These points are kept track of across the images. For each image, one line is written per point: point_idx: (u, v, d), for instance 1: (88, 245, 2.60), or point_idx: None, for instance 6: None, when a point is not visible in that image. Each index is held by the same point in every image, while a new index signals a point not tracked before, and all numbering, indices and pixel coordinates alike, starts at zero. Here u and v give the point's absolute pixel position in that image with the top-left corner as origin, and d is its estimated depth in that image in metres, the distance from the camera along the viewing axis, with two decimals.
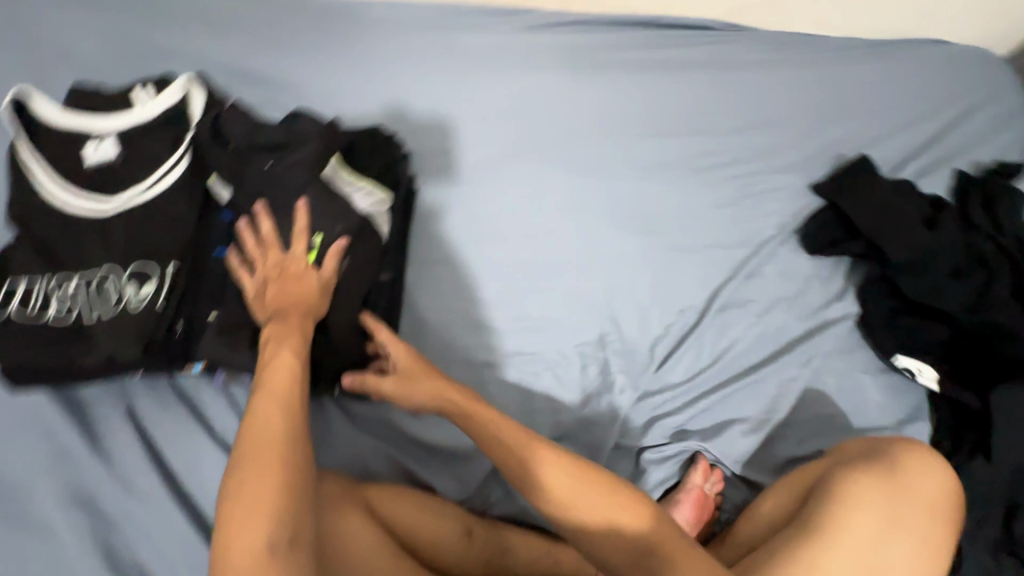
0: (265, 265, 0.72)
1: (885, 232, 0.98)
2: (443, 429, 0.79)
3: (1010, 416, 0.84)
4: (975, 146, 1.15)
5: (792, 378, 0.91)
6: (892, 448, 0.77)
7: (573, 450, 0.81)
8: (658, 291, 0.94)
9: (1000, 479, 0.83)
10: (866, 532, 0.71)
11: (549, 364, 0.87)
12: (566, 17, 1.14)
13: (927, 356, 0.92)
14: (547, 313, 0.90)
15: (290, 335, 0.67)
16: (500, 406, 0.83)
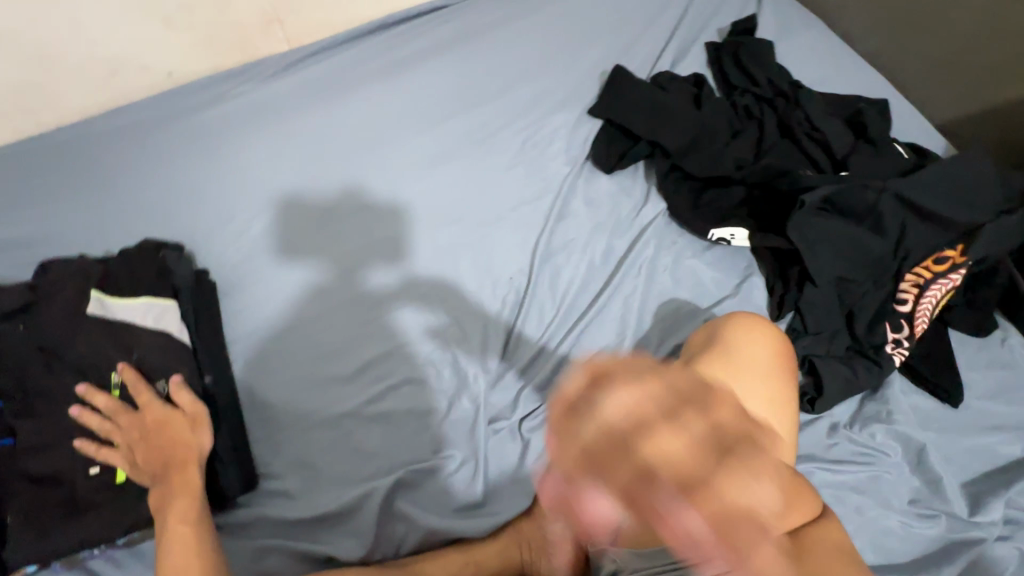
0: (124, 431, 0.73)
1: (657, 131, 1.05)
2: (327, 496, 0.79)
3: (814, 240, 0.89)
4: (713, 15, 1.23)
5: (630, 293, 0.96)
6: (721, 330, 0.80)
7: (456, 455, 0.82)
8: (484, 271, 0.97)
9: (828, 296, 0.90)
10: None
11: (406, 386, 0.87)
12: (301, 54, 1.13)
13: (735, 220, 0.98)
14: (388, 339, 0.90)
15: (181, 483, 0.71)
16: (374, 447, 0.83)
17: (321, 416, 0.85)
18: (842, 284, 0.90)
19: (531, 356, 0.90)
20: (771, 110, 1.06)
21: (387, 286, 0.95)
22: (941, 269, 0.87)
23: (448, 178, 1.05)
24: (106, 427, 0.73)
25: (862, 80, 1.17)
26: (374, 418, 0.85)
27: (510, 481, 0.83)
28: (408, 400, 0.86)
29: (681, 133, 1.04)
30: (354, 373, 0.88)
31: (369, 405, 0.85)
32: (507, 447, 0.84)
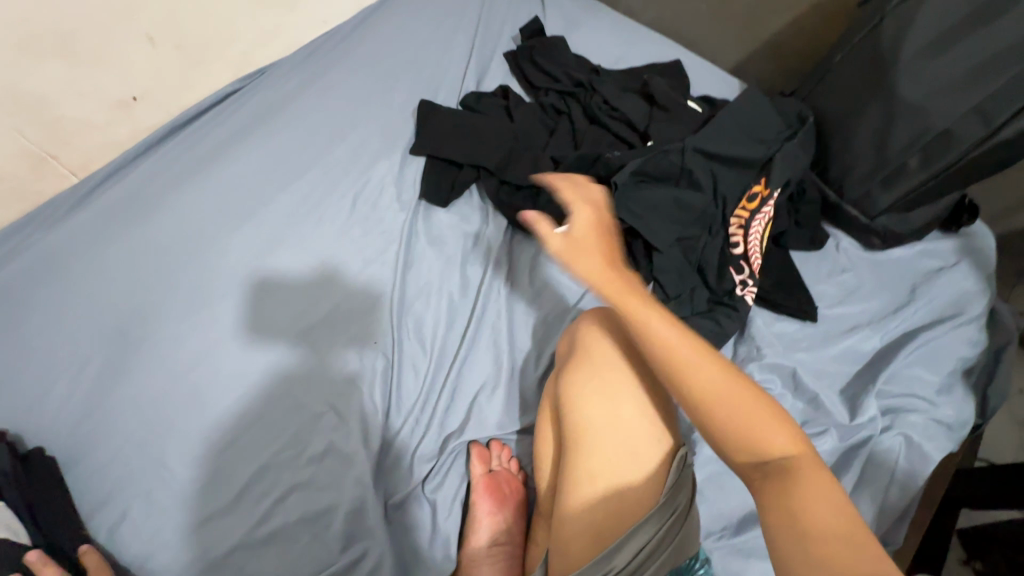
0: None
1: (475, 152, 1.05)
2: None
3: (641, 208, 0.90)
4: (503, 29, 1.27)
5: (496, 318, 0.95)
6: (578, 332, 0.80)
7: (362, 545, 0.78)
8: (344, 344, 0.92)
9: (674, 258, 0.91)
10: (601, 421, 0.72)
11: (293, 494, 0.81)
12: (92, 181, 1.05)
13: (572, 214, 1.00)
14: (260, 452, 0.84)
15: None
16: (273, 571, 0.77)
17: (209, 560, 0.77)
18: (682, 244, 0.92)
19: (414, 414, 0.87)
20: (574, 101, 1.10)
21: (246, 395, 0.87)
22: (754, 205, 0.94)
23: (285, 262, 0.99)
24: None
25: (653, 46, 1.23)
26: (265, 540, 0.78)
27: (426, 551, 0.79)
28: (298, 509, 0.80)
29: (498, 148, 1.05)
30: (233, 501, 0.81)
31: (256, 529, 0.79)
32: (414, 517, 0.80)
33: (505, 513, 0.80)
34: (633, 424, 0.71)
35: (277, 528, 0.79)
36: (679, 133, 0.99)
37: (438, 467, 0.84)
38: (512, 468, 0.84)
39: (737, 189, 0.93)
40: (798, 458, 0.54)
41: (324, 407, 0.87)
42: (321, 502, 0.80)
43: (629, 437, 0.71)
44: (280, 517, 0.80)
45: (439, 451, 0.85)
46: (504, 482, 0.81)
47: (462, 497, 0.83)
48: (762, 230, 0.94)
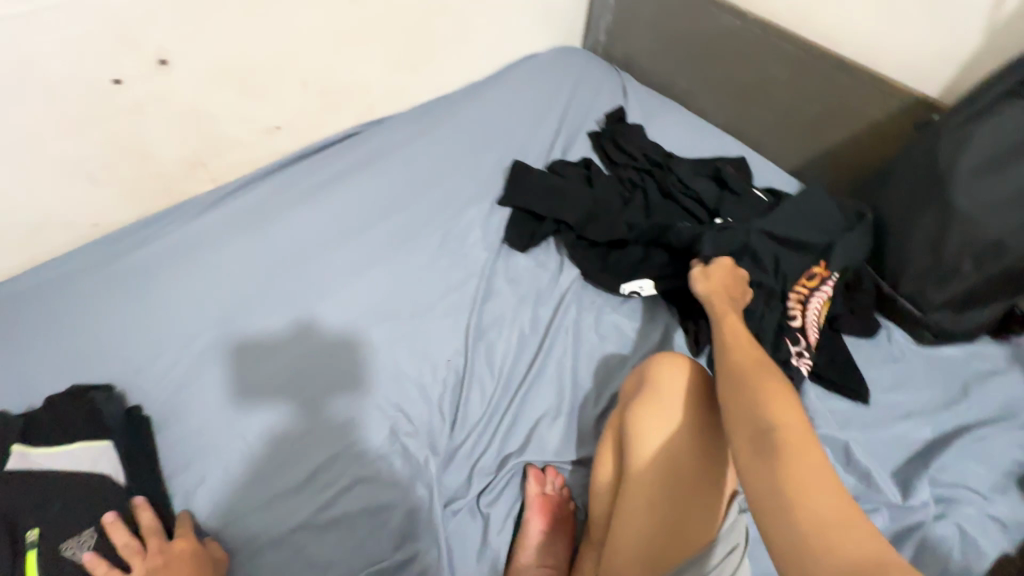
0: (148, 556, 0.73)
1: (559, 207, 1.18)
2: None
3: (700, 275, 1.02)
4: (590, 113, 1.45)
5: (561, 354, 1.02)
6: (648, 370, 0.86)
7: (416, 546, 0.81)
8: (422, 356, 1.00)
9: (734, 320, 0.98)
10: (661, 455, 0.76)
11: (356, 485, 0.85)
12: (226, 189, 1.21)
13: (640, 273, 1.09)
14: (333, 440, 0.89)
15: None
16: (329, 556, 0.80)
17: (272, 535, 0.81)
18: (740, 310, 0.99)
19: (478, 430, 0.93)
20: (649, 177, 1.24)
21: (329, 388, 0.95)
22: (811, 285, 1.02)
23: (378, 279, 1.11)
24: (134, 547, 0.73)
25: (722, 144, 1.39)
26: (326, 525, 0.82)
27: (473, 563, 0.82)
28: (359, 499, 0.84)
29: (579, 206, 1.18)
30: (302, 483, 0.85)
31: (319, 513, 0.83)
32: (468, 528, 0.84)
33: (555, 536, 0.83)
34: (688, 464, 0.76)
35: (338, 515, 0.83)
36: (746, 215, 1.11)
37: (495, 483, 0.88)
38: (565, 495, 0.87)
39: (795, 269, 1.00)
40: (796, 444, 0.58)
41: (396, 410, 0.93)
42: (382, 496, 0.84)
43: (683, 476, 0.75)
44: (343, 505, 0.84)
45: (497, 469, 0.90)
46: (557, 506, 0.85)
47: (514, 516, 0.86)
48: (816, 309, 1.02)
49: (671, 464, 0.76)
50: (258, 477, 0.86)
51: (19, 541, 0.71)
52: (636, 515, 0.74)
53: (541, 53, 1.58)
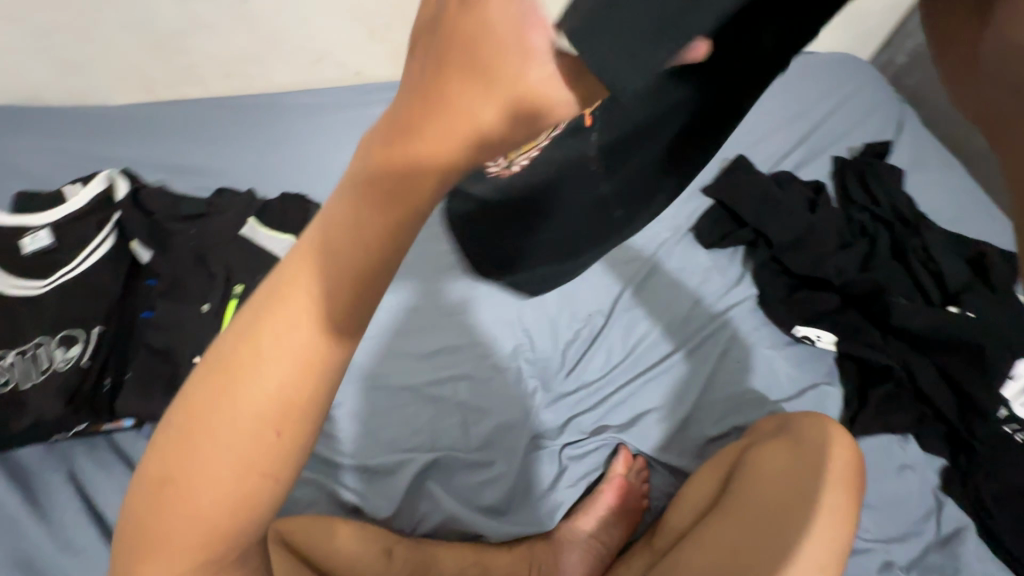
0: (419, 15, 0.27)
1: (767, 219, 1.07)
2: (369, 448, 0.85)
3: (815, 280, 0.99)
4: (846, 136, 1.27)
5: (701, 363, 0.96)
6: (790, 418, 0.82)
7: (493, 457, 0.85)
8: (566, 299, 1.00)
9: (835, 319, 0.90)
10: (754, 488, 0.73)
11: (463, 378, 0.90)
12: None
13: (824, 323, 0.97)
14: (459, 334, 0.94)
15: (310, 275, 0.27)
16: (418, 424, 0.87)
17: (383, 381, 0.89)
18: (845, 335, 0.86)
19: (589, 389, 0.93)
20: (885, 231, 1.06)
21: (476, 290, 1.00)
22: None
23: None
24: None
25: (996, 229, 1.13)
26: (427, 396, 0.89)
27: (536, 499, 0.84)
28: (462, 392, 0.88)
29: (791, 227, 1.05)
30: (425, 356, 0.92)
31: (425, 385, 0.89)
32: (544, 468, 0.86)
33: (620, 520, 0.83)
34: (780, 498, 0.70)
35: (440, 394, 0.89)
36: (1002, 321, 0.89)
37: (585, 443, 0.89)
38: (644, 491, 0.86)
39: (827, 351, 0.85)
40: None
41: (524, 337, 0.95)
42: (482, 402, 0.88)
43: (775, 509, 0.69)
44: (447, 389, 0.89)
45: (590, 433, 0.90)
46: (633, 495, 0.84)
47: (590, 480, 0.87)
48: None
49: (753, 506, 0.71)
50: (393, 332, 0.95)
51: (228, 290, 0.84)
52: (705, 543, 0.72)
53: (817, 55, 1.39)
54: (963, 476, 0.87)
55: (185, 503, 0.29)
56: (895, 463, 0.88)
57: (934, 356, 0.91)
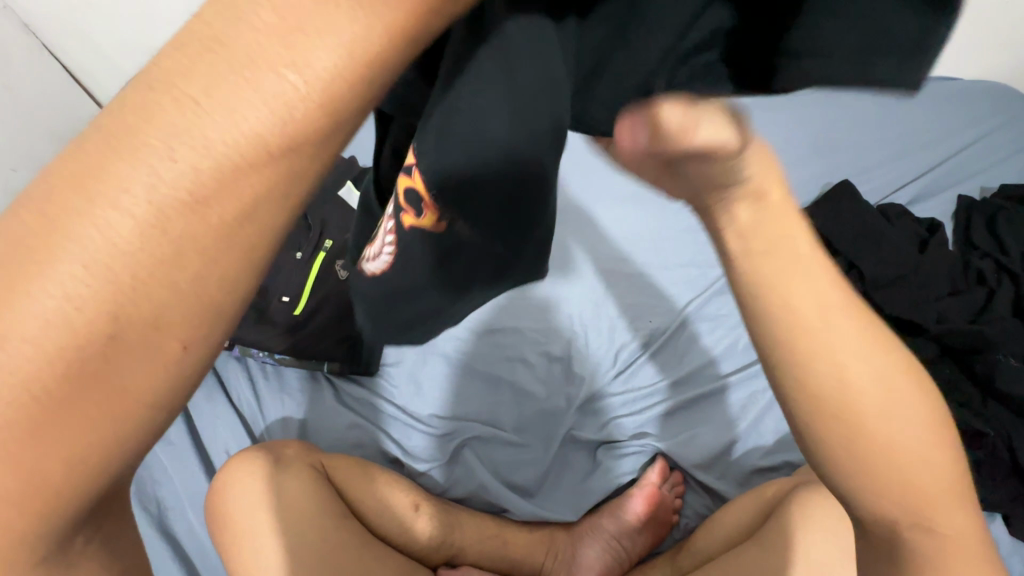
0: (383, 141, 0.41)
1: (864, 251, 0.98)
2: (416, 407, 0.90)
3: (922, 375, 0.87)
4: (979, 175, 1.13)
5: (763, 389, 0.90)
6: None
7: (529, 440, 0.86)
8: (628, 301, 0.99)
9: None
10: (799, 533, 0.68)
11: (514, 358, 0.92)
12: None
13: None
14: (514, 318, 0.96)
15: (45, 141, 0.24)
16: (463, 396, 0.90)
17: (438, 348, 0.94)
18: None
19: (636, 394, 0.91)
20: (1009, 284, 0.94)
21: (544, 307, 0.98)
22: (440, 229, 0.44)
23: (633, 218, 1.09)
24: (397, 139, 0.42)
25: None
26: (478, 369, 0.92)
27: (565, 491, 0.85)
28: (514, 371, 0.91)
29: (891, 264, 0.96)
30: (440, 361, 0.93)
31: (479, 359, 0.92)
32: (577, 461, 0.87)
33: (644, 529, 0.81)
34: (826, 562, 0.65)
35: (491, 368, 0.91)
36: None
37: (624, 446, 0.87)
38: (676, 506, 0.84)
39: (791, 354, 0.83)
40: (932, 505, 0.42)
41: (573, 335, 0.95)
42: (530, 386, 0.90)
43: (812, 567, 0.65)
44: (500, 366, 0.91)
45: (630, 437, 0.88)
46: (663, 507, 0.82)
47: (623, 484, 0.85)
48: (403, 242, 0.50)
49: (791, 544, 0.68)
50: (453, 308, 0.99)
51: (319, 243, 0.96)
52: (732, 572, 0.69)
53: (962, 82, 1.24)
54: None
55: None
56: None
57: None
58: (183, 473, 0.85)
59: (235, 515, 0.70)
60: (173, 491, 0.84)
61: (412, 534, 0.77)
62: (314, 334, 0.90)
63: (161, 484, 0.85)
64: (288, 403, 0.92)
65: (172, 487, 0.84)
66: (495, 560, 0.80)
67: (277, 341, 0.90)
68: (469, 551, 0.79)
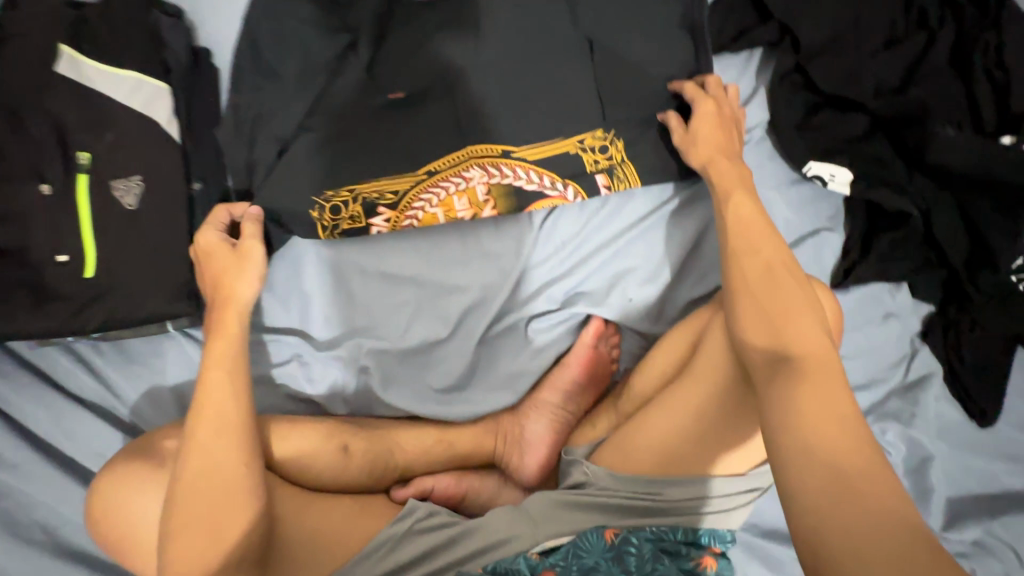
0: (367, 143, 0.73)
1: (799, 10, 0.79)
2: (324, 358, 0.76)
3: (866, 160, 0.80)
4: None
5: (693, 216, 0.81)
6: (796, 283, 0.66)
7: (452, 348, 0.78)
8: (534, 130, 0.76)
9: (848, 157, 0.80)
10: (710, 391, 0.66)
11: (419, 298, 0.78)
12: None
13: (842, 157, 0.80)
14: (411, 262, 0.77)
15: (205, 444, 0.59)
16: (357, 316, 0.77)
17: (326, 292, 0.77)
18: (822, 157, 0.80)
19: (559, 257, 0.81)
20: (951, 26, 0.80)
21: (457, 148, 0.74)
22: (392, 109, 0.74)
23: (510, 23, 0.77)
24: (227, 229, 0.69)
25: None
26: (378, 297, 0.77)
27: (499, 376, 0.79)
28: (415, 302, 0.77)
29: (828, 24, 0.79)
30: (448, 334, 0.78)
31: (377, 290, 0.77)
32: (506, 337, 0.80)
33: (588, 390, 0.79)
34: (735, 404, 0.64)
35: (399, 320, 0.77)
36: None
37: (553, 315, 0.80)
38: (614, 356, 0.82)
39: (635, 120, 0.78)
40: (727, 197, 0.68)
41: (544, 242, 0.81)
42: (442, 289, 0.78)
43: (702, 413, 0.66)
44: (408, 316, 0.77)
45: (560, 303, 0.81)
46: (600, 364, 0.79)
47: (560, 351, 0.81)
48: (364, 155, 0.73)
49: (698, 399, 0.67)
50: (303, 209, 0.73)
51: (69, 162, 0.65)
52: (664, 410, 0.69)
53: None
54: (946, 324, 0.82)
55: (187, 517, 0.56)
56: (879, 311, 0.82)
57: (956, 194, 0.78)
58: (49, 490, 0.70)
59: (142, 516, 0.61)
60: (49, 512, 0.70)
61: (346, 472, 0.71)
62: (128, 294, 0.66)
63: (30, 510, 0.70)
64: (339, 373, 0.76)
65: (44, 508, 0.70)
66: (443, 461, 0.77)
67: (81, 318, 0.65)
68: (417, 463, 0.76)
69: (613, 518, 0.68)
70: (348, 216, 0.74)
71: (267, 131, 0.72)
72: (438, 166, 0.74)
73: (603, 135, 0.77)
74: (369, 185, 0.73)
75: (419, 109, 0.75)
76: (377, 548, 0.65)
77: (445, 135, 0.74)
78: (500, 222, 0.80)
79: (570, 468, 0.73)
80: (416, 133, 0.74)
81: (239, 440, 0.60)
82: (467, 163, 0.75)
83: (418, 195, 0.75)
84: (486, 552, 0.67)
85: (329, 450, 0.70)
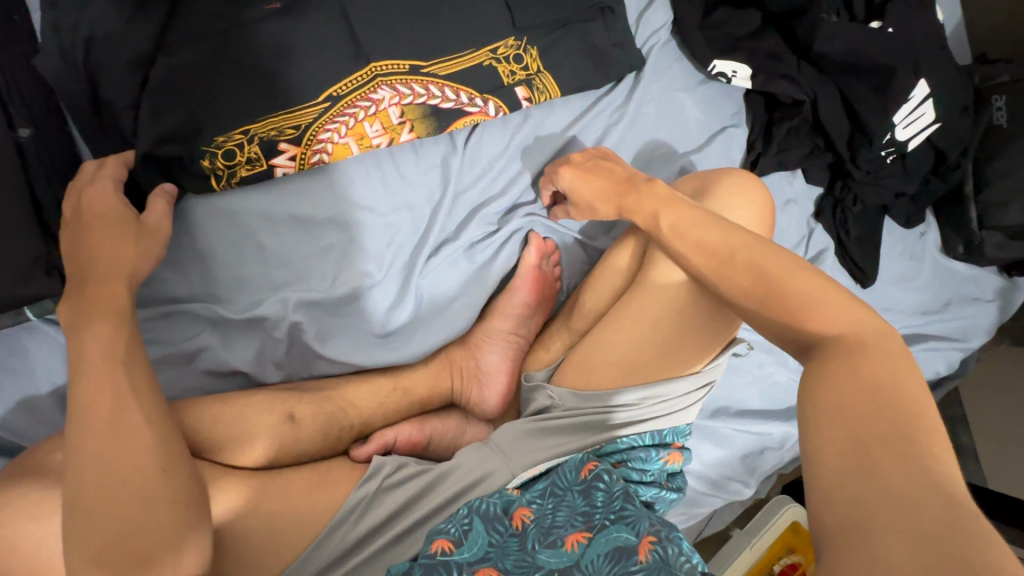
0: (249, 65, 0.61)
1: None
2: (245, 324, 0.67)
3: (764, 53, 0.83)
4: None
5: (614, 124, 0.81)
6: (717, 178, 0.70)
7: (389, 290, 0.72)
8: (446, 37, 0.68)
9: (748, 52, 0.83)
10: (669, 306, 0.69)
11: (344, 240, 0.69)
12: None
13: (742, 53, 0.83)
14: (328, 202, 0.68)
15: (98, 444, 0.47)
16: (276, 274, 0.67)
17: (231, 249, 0.66)
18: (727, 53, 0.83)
19: (489, 180, 0.77)
20: None
21: (362, 66, 0.65)
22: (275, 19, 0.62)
23: None
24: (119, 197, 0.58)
25: None
26: (297, 245, 0.68)
27: (443, 312, 0.75)
28: (341, 246, 0.69)
29: None
30: (382, 274, 0.71)
31: (294, 238, 0.67)
32: (446, 272, 0.75)
33: (539, 312, 0.78)
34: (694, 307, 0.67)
35: (326, 268, 0.69)
36: (914, 35, 0.85)
37: (491, 240, 0.77)
38: (557, 275, 0.81)
39: (550, 22, 0.74)
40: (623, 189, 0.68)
41: (471, 165, 0.76)
42: (367, 228, 0.70)
43: (664, 323, 0.69)
44: (336, 262, 0.69)
45: (496, 227, 0.78)
46: (547, 284, 0.78)
47: (504, 277, 0.79)
48: (250, 80, 0.61)
49: (657, 310, 0.69)
50: (186, 152, 0.61)
51: None
52: (621, 323, 0.71)
53: None
54: (835, 203, 0.92)
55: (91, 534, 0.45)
56: (782, 198, 0.90)
57: (840, 81, 0.85)
58: None
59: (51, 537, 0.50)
60: None
61: (294, 442, 0.64)
62: None
63: None
64: (265, 337, 0.67)
65: None
66: (400, 410, 0.73)
67: None
68: (374, 418, 0.71)
69: (593, 438, 0.68)
70: (245, 157, 0.63)
71: (113, 55, 0.58)
72: (344, 91, 0.65)
73: (520, 40, 0.72)
74: (266, 119, 0.62)
75: (308, 17, 0.63)
76: (350, 511, 0.60)
77: (347, 48, 0.64)
78: (420, 147, 0.73)
79: (533, 394, 0.73)
80: (305, 48, 0.63)
81: (150, 434, 0.49)
82: (374, 83, 0.66)
83: (324, 123, 0.65)
84: (467, 492, 0.65)
85: (275, 421, 0.63)
